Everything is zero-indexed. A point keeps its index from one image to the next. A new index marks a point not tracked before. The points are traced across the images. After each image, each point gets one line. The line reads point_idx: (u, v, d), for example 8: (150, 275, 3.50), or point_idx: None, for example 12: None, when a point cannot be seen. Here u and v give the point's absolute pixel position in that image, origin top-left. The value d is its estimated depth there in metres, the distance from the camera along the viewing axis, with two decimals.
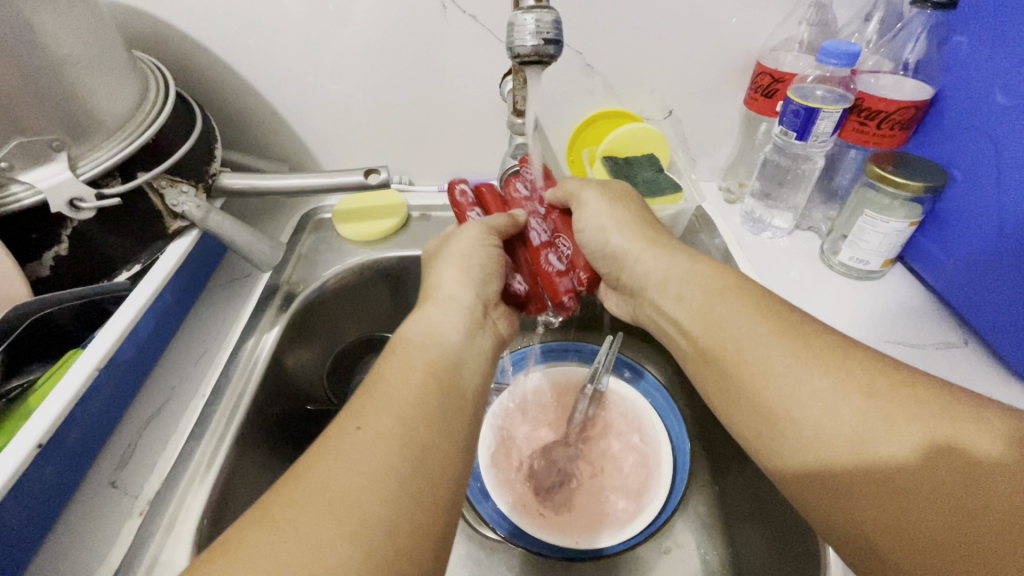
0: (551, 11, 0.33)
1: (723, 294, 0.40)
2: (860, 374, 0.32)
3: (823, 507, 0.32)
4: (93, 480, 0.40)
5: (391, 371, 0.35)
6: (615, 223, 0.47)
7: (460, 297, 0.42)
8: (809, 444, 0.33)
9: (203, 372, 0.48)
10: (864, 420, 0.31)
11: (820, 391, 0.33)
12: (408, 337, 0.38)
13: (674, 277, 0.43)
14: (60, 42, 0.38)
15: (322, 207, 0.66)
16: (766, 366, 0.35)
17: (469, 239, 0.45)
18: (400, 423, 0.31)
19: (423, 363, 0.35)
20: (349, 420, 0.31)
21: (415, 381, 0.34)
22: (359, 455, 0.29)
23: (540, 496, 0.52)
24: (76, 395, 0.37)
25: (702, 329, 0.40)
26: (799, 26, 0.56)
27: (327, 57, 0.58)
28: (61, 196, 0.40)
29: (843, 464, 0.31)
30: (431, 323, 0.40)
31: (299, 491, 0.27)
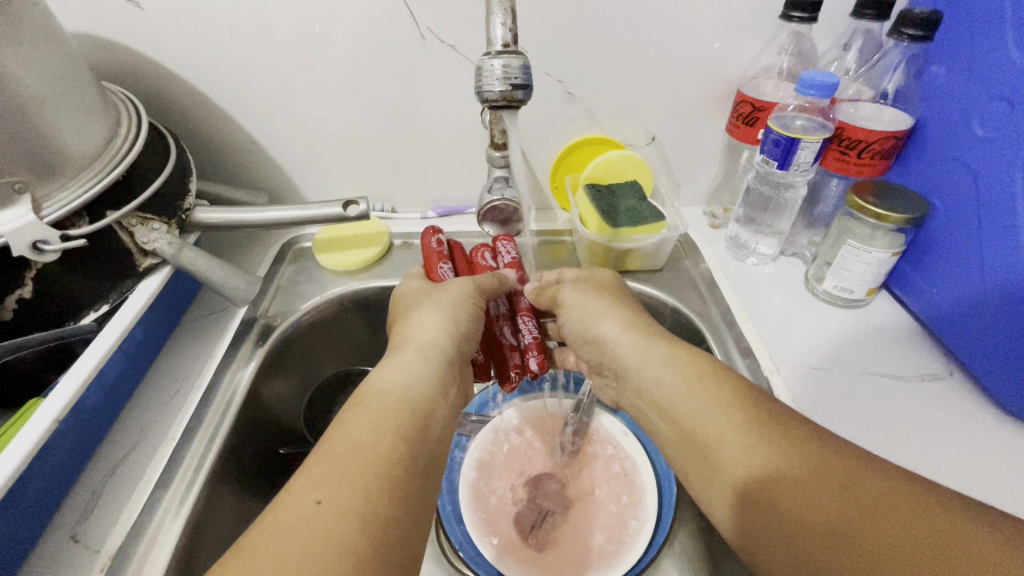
0: (520, 54, 0.32)
1: (693, 379, 0.40)
2: (819, 443, 0.33)
3: (795, 571, 0.31)
4: (54, 533, 0.39)
5: (355, 430, 0.33)
6: (598, 317, 0.48)
7: (439, 351, 0.42)
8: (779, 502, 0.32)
9: (174, 413, 0.47)
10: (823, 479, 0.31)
11: (795, 477, 0.32)
12: (381, 392, 0.36)
13: (645, 352, 0.44)
14: (24, 81, 0.37)
15: (302, 237, 0.65)
16: (742, 453, 0.35)
17: (456, 292, 0.46)
18: (362, 497, 0.29)
19: (392, 426, 0.34)
20: (307, 491, 0.29)
21: (383, 447, 0.32)
22: (316, 535, 0.27)
23: (518, 538, 0.51)
24: (37, 444, 0.36)
25: (676, 405, 0.40)
26: (779, 55, 0.56)
27: (306, 86, 0.57)
28: (24, 240, 0.38)
29: (812, 523, 0.30)
30: (401, 378, 0.38)
31: (245, 573, 0.25)
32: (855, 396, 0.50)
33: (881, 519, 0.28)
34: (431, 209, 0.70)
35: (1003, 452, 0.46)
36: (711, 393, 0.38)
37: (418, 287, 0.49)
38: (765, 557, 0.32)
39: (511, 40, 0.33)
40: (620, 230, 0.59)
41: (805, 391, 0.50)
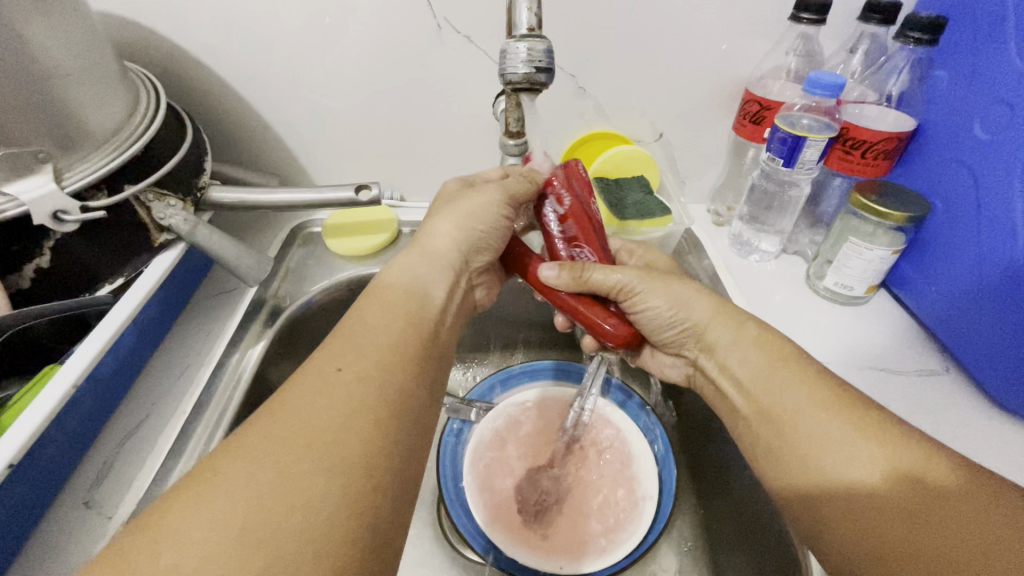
0: (544, 39, 0.33)
1: (762, 362, 0.41)
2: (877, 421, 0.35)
3: (854, 537, 0.32)
4: (67, 500, 0.39)
5: (371, 317, 0.35)
6: (688, 300, 0.46)
7: (446, 255, 0.43)
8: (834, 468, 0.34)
9: (185, 388, 0.48)
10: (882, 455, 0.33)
11: (843, 448, 0.34)
12: (391, 287, 0.39)
13: (738, 333, 0.44)
14: (50, 53, 0.38)
15: (312, 221, 0.66)
16: (801, 422, 0.37)
17: (481, 200, 0.43)
18: (378, 369, 0.32)
19: (402, 314, 0.36)
20: (328, 362, 0.31)
21: (394, 331, 0.35)
22: (339, 396, 0.29)
23: (529, 520, 0.52)
24: (54, 408, 0.36)
25: (749, 380, 0.42)
26: (787, 56, 0.58)
27: (321, 73, 0.58)
28: (44, 208, 0.39)
29: (874, 491, 0.32)
30: (412, 274, 0.40)
31: (276, 426, 0.27)
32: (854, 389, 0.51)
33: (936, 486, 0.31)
34: None
35: (999, 447, 0.47)
36: (771, 390, 0.40)
37: (459, 186, 0.47)
38: (824, 518, 0.34)
39: (536, 25, 0.34)
40: (626, 223, 0.60)
41: None
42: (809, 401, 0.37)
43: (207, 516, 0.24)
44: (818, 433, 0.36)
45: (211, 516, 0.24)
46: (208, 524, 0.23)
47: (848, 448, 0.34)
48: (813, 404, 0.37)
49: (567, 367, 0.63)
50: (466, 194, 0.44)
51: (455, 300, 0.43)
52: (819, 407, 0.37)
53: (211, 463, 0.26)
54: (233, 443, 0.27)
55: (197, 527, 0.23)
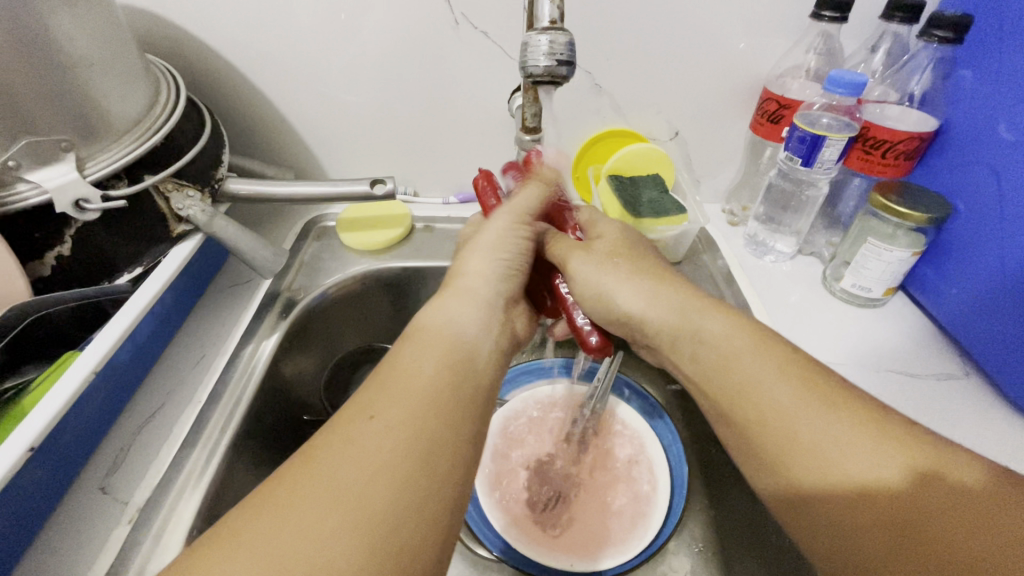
0: (565, 31, 0.33)
1: (759, 358, 0.37)
2: (867, 415, 0.33)
3: (834, 541, 0.32)
4: (84, 484, 0.40)
5: (408, 359, 0.33)
6: (615, 284, 0.42)
7: (482, 291, 0.39)
8: (823, 476, 0.33)
9: (200, 377, 0.48)
10: (875, 456, 0.31)
11: (830, 445, 0.33)
12: (427, 327, 0.36)
13: (677, 322, 0.41)
14: (75, 43, 0.38)
15: (326, 215, 0.66)
16: (790, 426, 0.34)
17: (498, 228, 0.42)
18: (412, 417, 0.30)
19: (440, 353, 0.34)
20: (361, 410, 0.31)
21: (431, 373, 0.32)
22: (366, 453, 0.28)
23: (540, 518, 0.52)
24: (73, 394, 0.37)
25: (710, 372, 0.40)
26: (807, 55, 0.57)
27: (338, 68, 0.58)
28: (67, 196, 0.39)
29: (862, 499, 0.31)
30: (449, 312, 0.37)
31: (305, 480, 0.27)
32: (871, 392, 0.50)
33: (923, 489, 0.30)
34: (452, 195, 0.71)
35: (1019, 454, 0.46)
36: (739, 384, 0.38)
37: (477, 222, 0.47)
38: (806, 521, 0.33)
39: (557, 18, 0.33)
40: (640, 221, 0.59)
41: None
42: (786, 396, 0.35)
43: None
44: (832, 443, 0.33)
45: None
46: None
47: (828, 448, 0.33)
48: (785, 399, 0.35)
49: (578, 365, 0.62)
50: (485, 228, 0.43)
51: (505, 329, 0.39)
52: (797, 403, 0.35)
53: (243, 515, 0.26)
54: (267, 497, 0.27)
55: None
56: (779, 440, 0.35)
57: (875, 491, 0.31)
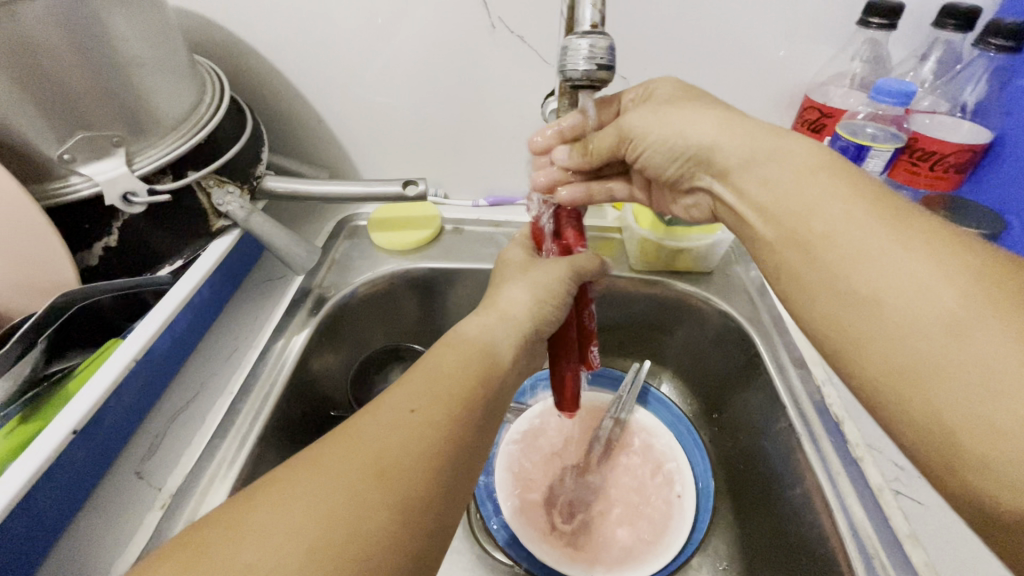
0: (606, 35, 0.32)
1: (856, 220, 0.30)
2: (950, 243, 0.28)
3: (890, 366, 0.27)
4: (120, 470, 0.41)
5: (443, 364, 0.34)
6: (681, 122, 0.38)
7: (519, 318, 0.39)
8: (878, 299, 0.28)
9: (232, 369, 0.49)
10: (947, 282, 0.26)
11: (898, 268, 0.28)
12: (465, 342, 0.36)
13: (752, 145, 0.35)
14: (129, 44, 0.40)
15: (358, 215, 0.67)
16: (864, 250, 0.29)
17: (550, 268, 0.42)
18: (449, 418, 0.30)
19: (475, 367, 0.34)
20: (403, 401, 0.31)
21: (466, 383, 0.33)
22: (406, 436, 0.28)
23: (559, 525, 0.51)
24: (115, 381, 0.38)
25: (773, 202, 0.34)
26: (852, 62, 0.55)
27: (375, 70, 0.59)
28: (115, 189, 0.41)
29: (926, 318, 0.26)
30: (488, 331, 0.38)
31: (347, 449, 0.27)
32: None
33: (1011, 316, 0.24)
34: (482, 197, 0.71)
35: None
36: (812, 208, 0.32)
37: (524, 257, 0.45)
38: (857, 350, 0.29)
39: (599, 22, 0.33)
40: (674, 228, 0.58)
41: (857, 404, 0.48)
42: (864, 219, 0.30)
43: (277, 530, 0.23)
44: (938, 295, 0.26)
45: (277, 528, 0.24)
46: (279, 530, 0.23)
47: (897, 269, 0.28)
48: (863, 221, 0.30)
49: (605, 373, 0.62)
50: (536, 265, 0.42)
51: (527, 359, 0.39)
52: (875, 225, 0.29)
53: (288, 470, 0.27)
54: (312, 462, 0.27)
55: (269, 534, 0.23)
56: (841, 269, 0.30)
57: (1001, 342, 0.24)
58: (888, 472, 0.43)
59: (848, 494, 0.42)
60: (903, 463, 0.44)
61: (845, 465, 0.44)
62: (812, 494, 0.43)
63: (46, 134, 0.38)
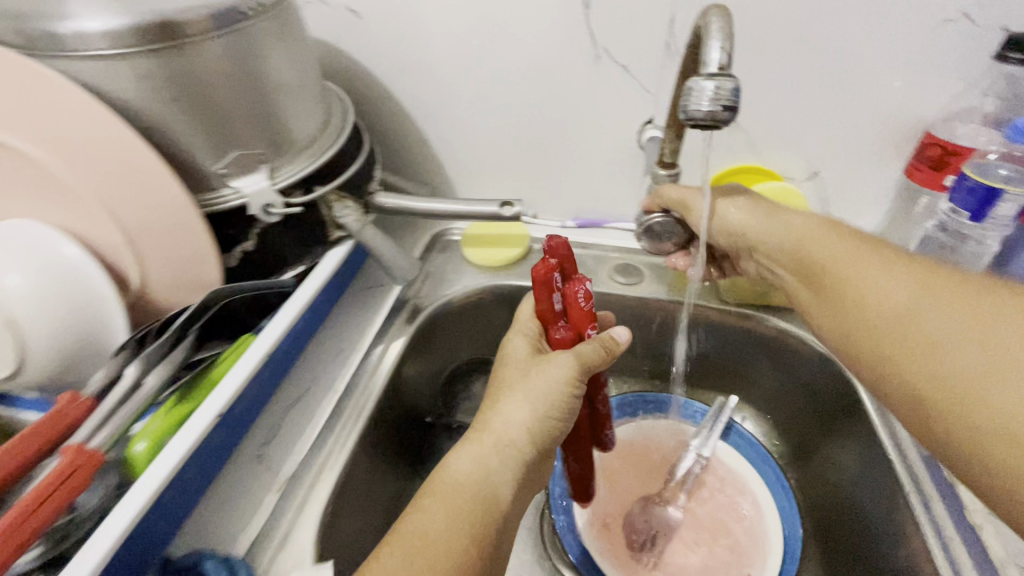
0: (732, 78, 0.33)
1: (859, 258, 0.41)
2: (901, 264, 0.39)
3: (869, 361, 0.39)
4: (244, 452, 0.45)
5: (436, 516, 0.36)
6: (754, 220, 0.48)
7: (516, 445, 0.40)
8: (860, 308, 0.40)
9: (338, 369, 0.53)
10: (904, 289, 0.37)
11: (871, 283, 0.39)
12: (458, 485, 0.38)
13: (769, 217, 0.48)
14: (279, 74, 0.46)
15: (451, 230, 0.70)
16: (853, 275, 0.41)
17: (554, 376, 0.40)
18: None
19: (467, 520, 0.36)
20: (396, 563, 0.34)
21: (457, 541, 0.35)
22: None
23: (634, 557, 0.51)
24: (250, 373, 0.43)
25: (790, 250, 0.46)
26: (982, 98, 0.52)
27: (482, 96, 0.63)
28: (259, 201, 0.46)
29: (887, 315, 0.38)
30: (483, 467, 0.38)
31: None
32: None
33: (939, 307, 0.35)
34: (570, 219, 0.72)
35: None
36: (813, 250, 0.44)
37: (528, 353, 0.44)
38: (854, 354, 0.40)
39: (726, 63, 0.33)
40: None
41: None
42: (854, 256, 0.41)
43: None
44: (895, 299, 0.38)
45: None
46: None
47: (866, 289, 0.39)
48: (851, 256, 0.41)
49: (657, 399, 0.61)
50: (540, 368, 0.41)
51: (524, 487, 0.40)
52: (862, 259, 0.41)
53: None
54: None
55: None
56: (837, 289, 0.41)
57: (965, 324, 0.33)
58: (1011, 545, 0.40)
59: (963, 564, 0.39)
60: None
61: (958, 532, 0.41)
62: (920, 558, 0.41)
63: (208, 151, 0.44)
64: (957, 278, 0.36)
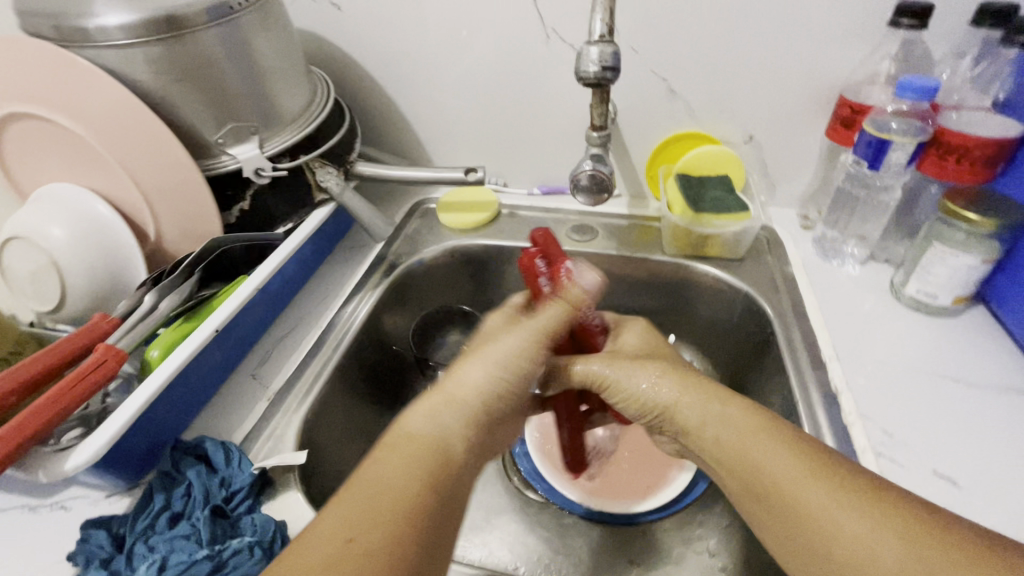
0: (612, 44, 0.40)
1: (808, 477, 0.34)
2: (864, 490, 0.32)
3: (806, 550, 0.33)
4: (240, 371, 0.54)
5: (385, 473, 0.33)
6: (628, 371, 0.44)
7: (475, 400, 0.38)
8: (788, 500, 0.34)
9: (322, 310, 0.62)
10: (839, 503, 0.32)
11: (824, 502, 0.32)
12: (411, 440, 0.35)
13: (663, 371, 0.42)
14: (264, 59, 0.55)
15: (429, 199, 0.79)
16: (762, 456, 0.36)
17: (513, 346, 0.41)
18: (392, 541, 0.30)
19: (420, 470, 0.34)
20: (340, 527, 0.30)
21: (413, 491, 0.33)
22: (342, 574, 0.28)
23: (580, 470, 0.60)
24: (242, 303, 0.51)
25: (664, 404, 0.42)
26: (885, 62, 0.58)
27: (450, 76, 0.71)
28: (251, 165, 0.55)
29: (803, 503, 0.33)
30: (438, 421, 0.37)
31: None
32: (920, 397, 0.50)
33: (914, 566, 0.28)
34: (536, 187, 0.80)
35: None
36: (740, 439, 0.37)
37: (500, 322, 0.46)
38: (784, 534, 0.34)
39: (608, 32, 0.41)
40: (701, 214, 0.63)
41: (861, 379, 0.51)
42: (755, 432, 0.37)
43: None
44: (859, 550, 0.30)
45: None
46: None
47: (779, 487, 0.34)
48: (765, 441, 0.36)
49: None
50: (500, 336, 0.42)
51: (482, 445, 0.39)
52: (791, 462, 0.35)
53: None
54: None
55: None
56: (761, 489, 0.35)
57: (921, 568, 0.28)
58: (878, 437, 0.47)
59: None
60: (894, 432, 0.47)
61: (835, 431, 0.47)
62: None
63: (208, 124, 0.53)
64: (908, 508, 0.31)
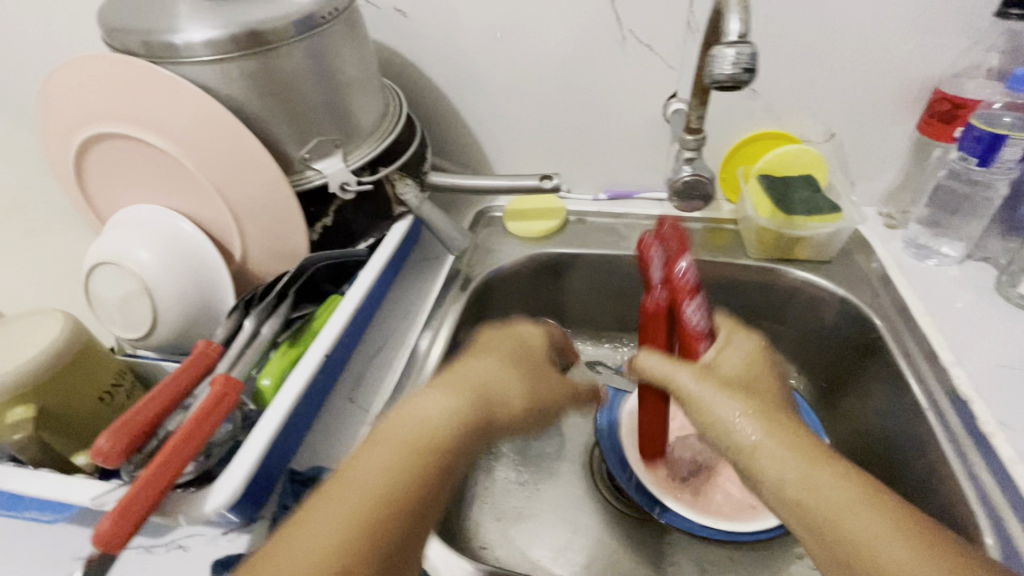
0: (749, 44, 0.38)
1: (889, 529, 0.30)
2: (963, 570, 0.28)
3: None
4: (336, 397, 0.52)
5: (398, 423, 0.35)
6: (715, 399, 0.37)
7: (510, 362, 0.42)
8: (864, 552, 0.30)
9: (407, 328, 0.60)
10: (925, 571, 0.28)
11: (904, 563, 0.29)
12: (423, 401, 0.37)
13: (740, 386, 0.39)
14: (348, 69, 0.53)
15: (492, 207, 0.77)
16: (816, 489, 0.33)
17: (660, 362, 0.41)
18: (403, 478, 0.33)
19: (450, 393, 0.37)
20: (368, 459, 0.34)
21: (429, 421, 0.35)
22: (349, 497, 0.31)
23: (682, 485, 0.57)
24: (343, 325, 0.50)
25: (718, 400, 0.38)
26: (988, 53, 0.56)
27: (517, 82, 0.69)
28: (336, 179, 0.53)
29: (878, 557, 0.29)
30: (467, 370, 0.40)
31: (303, 523, 0.31)
32: None
33: None
34: (601, 192, 0.78)
35: None
36: (796, 463, 0.34)
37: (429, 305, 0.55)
38: None
39: (745, 32, 0.39)
40: (792, 216, 0.61)
41: (987, 385, 0.49)
42: (807, 460, 0.34)
43: None
44: None
45: None
46: None
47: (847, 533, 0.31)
48: (827, 477, 0.33)
49: None
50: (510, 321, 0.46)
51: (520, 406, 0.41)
52: (870, 513, 0.31)
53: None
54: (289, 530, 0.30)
55: None
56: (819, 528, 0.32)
57: None
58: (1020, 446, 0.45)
59: (978, 466, 0.44)
60: None
61: (974, 441, 0.46)
62: (942, 466, 0.46)
63: (295, 139, 0.51)
64: None
